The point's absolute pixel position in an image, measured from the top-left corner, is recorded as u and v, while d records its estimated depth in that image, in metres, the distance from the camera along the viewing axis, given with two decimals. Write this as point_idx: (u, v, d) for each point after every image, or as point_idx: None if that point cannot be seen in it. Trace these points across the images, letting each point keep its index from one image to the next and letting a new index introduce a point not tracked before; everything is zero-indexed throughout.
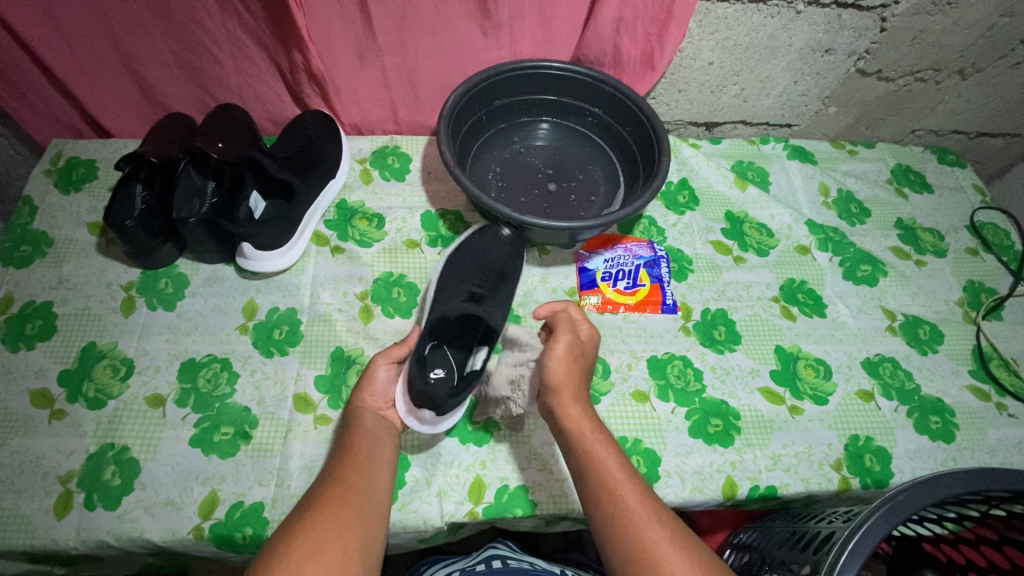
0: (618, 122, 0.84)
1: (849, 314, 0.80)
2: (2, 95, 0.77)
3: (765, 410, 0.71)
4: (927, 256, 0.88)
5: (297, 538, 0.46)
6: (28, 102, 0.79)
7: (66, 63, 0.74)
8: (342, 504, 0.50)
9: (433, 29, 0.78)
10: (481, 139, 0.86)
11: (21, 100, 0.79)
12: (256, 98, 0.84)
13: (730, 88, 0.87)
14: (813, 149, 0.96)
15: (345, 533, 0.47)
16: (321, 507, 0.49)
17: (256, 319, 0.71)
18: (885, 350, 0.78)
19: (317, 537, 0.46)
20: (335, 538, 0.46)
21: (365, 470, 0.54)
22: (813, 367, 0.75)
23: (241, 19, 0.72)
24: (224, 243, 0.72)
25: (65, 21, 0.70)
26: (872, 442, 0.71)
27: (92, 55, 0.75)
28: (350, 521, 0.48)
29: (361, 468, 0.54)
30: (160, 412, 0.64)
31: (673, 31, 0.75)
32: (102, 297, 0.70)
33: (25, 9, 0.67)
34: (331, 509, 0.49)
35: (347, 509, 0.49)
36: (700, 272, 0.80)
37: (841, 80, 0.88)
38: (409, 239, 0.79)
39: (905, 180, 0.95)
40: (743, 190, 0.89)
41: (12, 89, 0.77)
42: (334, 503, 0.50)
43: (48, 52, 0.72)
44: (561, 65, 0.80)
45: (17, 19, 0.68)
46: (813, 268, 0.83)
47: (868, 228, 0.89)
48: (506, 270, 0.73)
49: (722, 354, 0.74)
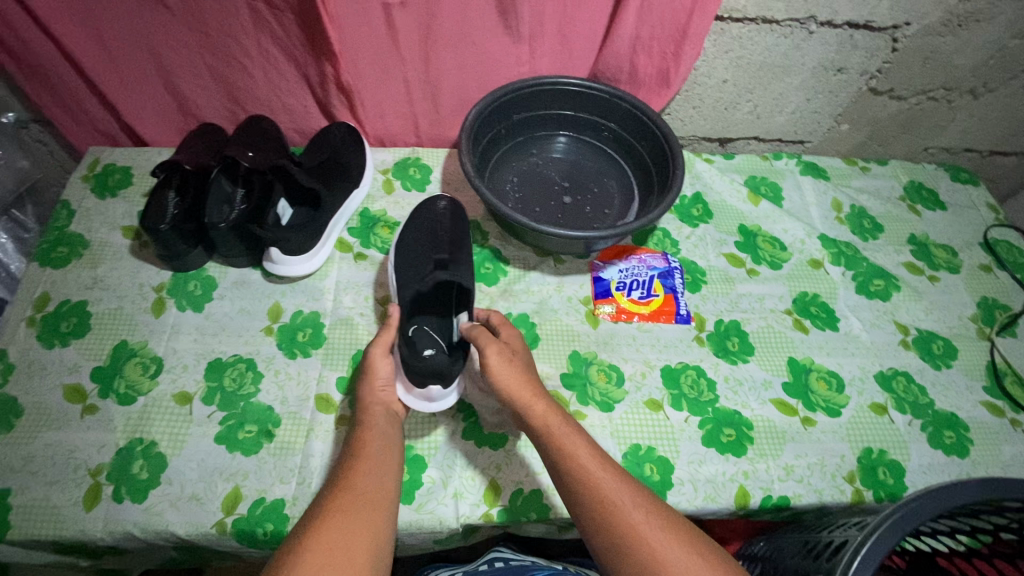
0: (633, 136, 0.86)
1: (861, 328, 0.80)
2: (46, 105, 0.81)
3: (777, 421, 0.71)
4: (940, 272, 0.89)
5: (314, 537, 0.46)
6: (70, 112, 0.83)
7: (107, 75, 0.78)
8: (358, 505, 0.50)
9: (457, 46, 0.81)
10: (499, 152, 0.89)
11: (63, 110, 0.83)
12: (285, 110, 0.87)
13: (743, 105, 0.89)
14: (826, 165, 0.98)
15: (363, 533, 0.48)
16: (334, 509, 0.49)
17: (280, 322, 0.73)
18: (898, 364, 0.78)
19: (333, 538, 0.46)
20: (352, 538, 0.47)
21: (378, 470, 0.54)
22: (826, 380, 0.75)
23: (274, 35, 0.76)
24: (253, 249, 0.74)
25: (108, 35, 0.74)
26: (886, 455, 0.71)
27: (132, 67, 0.78)
28: (366, 520, 0.49)
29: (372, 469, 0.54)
30: (187, 409, 0.66)
31: (689, 50, 0.76)
32: (134, 298, 0.73)
33: (74, 24, 0.72)
34: (346, 509, 0.49)
35: (362, 509, 0.50)
36: (713, 284, 0.82)
37: (853, 98, 0.89)
38: None
39: (918, 197, 0.96)
40: (756, 205, 0.90)
41: (56, 99, 0.80)
42: (347, 504, 0.50)
43: (91, 64, 0.76)
44: (578, 81, 0.83)
45: (65, 33, 0.72)
46: (826, 282, 0.84)
47: (881, 244, 0.90)
48: (469, 239, 0.78)
49: (735, 364, 0.75)
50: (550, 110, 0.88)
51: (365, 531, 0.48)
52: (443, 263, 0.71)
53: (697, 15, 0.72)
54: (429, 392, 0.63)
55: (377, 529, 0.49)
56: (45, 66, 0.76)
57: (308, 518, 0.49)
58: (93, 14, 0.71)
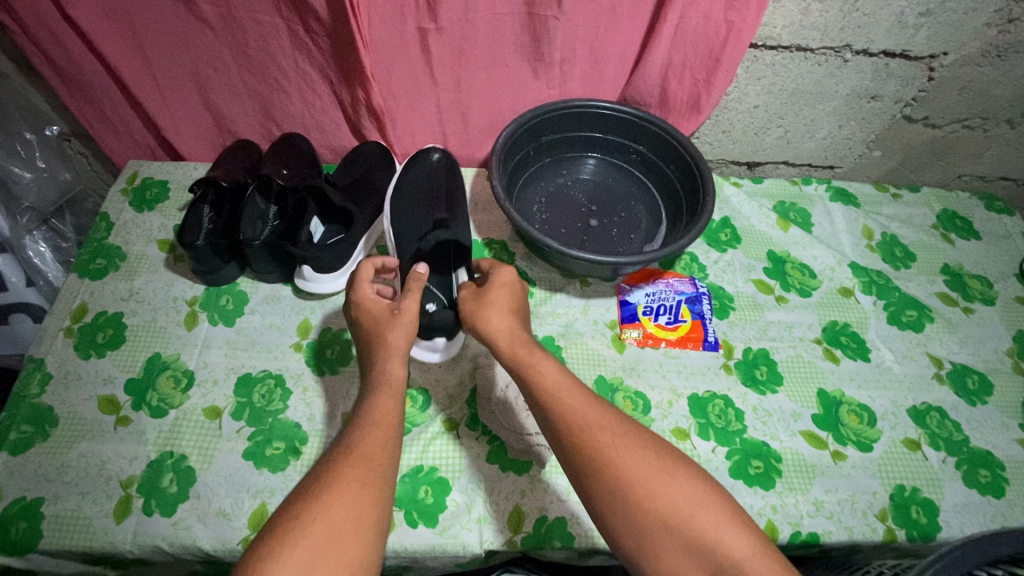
0: (661, 160, 0.86)
1: (894, 359, 0.79)
2: (89, 120, 0.84)
3: (807, 454, 0.70)
4: (975, 304, 0.87)
5: (323, 506, 0.48)
6: (112, 127, 0.85)
7: (149, 92, 0.80)
8: (362, 466, 0.51)
9: (488, 68, 0.82)
10: (527, 173, 0.89)
11: (105, 125, 0.85)
12: (318, 128, 0.89)
13: (774, 130, 0.89)
14: (856, 191, 0.96)
15: (372, 497, 0.49)
16: (338, 471, 0.50)
17: (309, 338, 0.74)
18: (931, 399, 0.77)
19: (342, 507, 0.47)
20: (360, 505, 0.48)
21: (377, 424, 0.54)
22: (857, 413, 0.74)
23: (310, 55, 0.77)
24: (284, 265, 0.75)
25: (152, 53, 0.76)
26: (919, 493, 0.69)
27: (172, 85, 0.80)
28: (373, 484, 0.50)
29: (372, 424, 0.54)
30: (217, 423, 0.67)
31: (720, 78, 0.76)
32: (168, 311, 0.74)
33: (120, 43, 0.74)
34: (350, 473, 0.50)
35: (364, 471, 0.50)
36: (741, 310, 0.81)
37: (886, 125, 0.88)
38: None
39: (951, 226, 0.95)
40: (786, 231, 0.90)
41: (99, 114, 0.83)
42: (350, 467, 0.50)
43: (134, 81, 0.78)
44: (608, 104, 0.83)
45: (111, 52, 0.74)
46: (856, 311, 0.83)
47: (913, 273, 0.88)
48: (452, 192, 0.81)
49: (764, 394, 0.74)
50: (579, 132, 0.88)
51: (372, 492, 0.49)
52: (441, 222, 0.78)
53: (730, 44, 0.72)
54: (434, 344, 0.70)
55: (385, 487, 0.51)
56: (90, 82, 0.78)
57: (314, 483, 0.50)
58: (139, 34, 0.74)
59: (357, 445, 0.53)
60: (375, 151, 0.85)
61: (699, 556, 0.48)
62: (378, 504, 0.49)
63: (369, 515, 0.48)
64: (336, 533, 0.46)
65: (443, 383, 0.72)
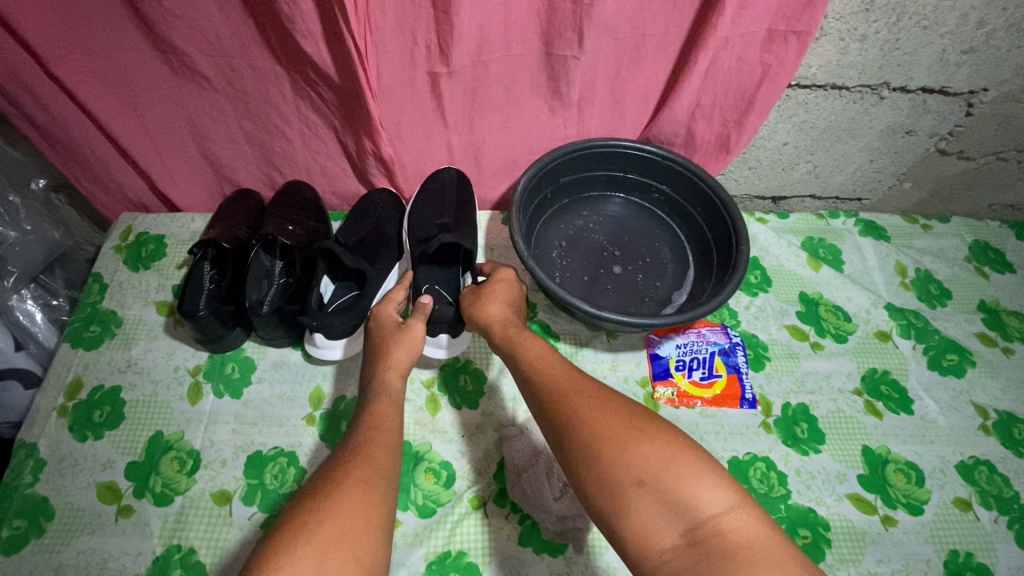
0: (688, 201, 0.82)
1: (938, 410, 0.75)
2: (77, 173, 0.78)
3: (855, 520, 0.66)
4: (1015, 343, 0.83)
5: (328, 498, 0.45)
6: (102, 179, 0.80)
7: (142, 144, 0.75)
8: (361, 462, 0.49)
9: (503, 110, 0.77)
10: (545, 216, 0.85)
11: (95, 177, 0.79)
12: (322, 173, 0.84)
13: (802, 166, 0.85)
14: (885, 224, 0.93)
15: (378, 490, 0.47)
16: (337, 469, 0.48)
17: (322, 409, 0.69)
18: (979, 452, 0.73)
19: (343, 498, 0.45)
20: (364, 494, 0.46)
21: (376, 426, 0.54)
22: (904, 472, 0.70)
23: (315, 103, 0.72)
24: (293, 329, 0.71)
25: (144, 105, 0.71)
26: (974, 558, 0.66)
27: (167, 136, 0.75)
28: (378, 476, 0.48)
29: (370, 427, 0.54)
30: (227, 510, 0.62)
31: (753, 119, 0.73)
32: (169, 382, 0.69)
33: (109, 96, 0.69)
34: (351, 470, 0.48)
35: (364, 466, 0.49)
36: (777, 360, 0.77)
37: (919, 158, 0.84)
38: None
39: (984, 259, 0.91)
40: (817, 271, 0.86)
41: (87, 167, 0.77)
42: (350, 464, 0.49)
43: (126, 134, 0.73)
44: (631, 144, 0.78)
45: (100, 105, 0.69)
46: (895, 356, 0.79)
47: (950, 312, 0.85)
48: (463, 206, 0.80)
49: (806, 455, 0.70)
50: (600, 172, 0.83)
51: (375, 484, 0.47)
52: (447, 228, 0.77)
53: (766, 86, 0.69)
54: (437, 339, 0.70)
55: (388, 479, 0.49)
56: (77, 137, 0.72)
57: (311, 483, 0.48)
58: (130, 86, 0.68)
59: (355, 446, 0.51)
60: (384, 201, 0.81)
61: (678, 518, 0.43)
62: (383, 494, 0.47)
63: (372, 504, 0.46)
64: (345, 526, 0.43)
65: (468, 455, 0.67)
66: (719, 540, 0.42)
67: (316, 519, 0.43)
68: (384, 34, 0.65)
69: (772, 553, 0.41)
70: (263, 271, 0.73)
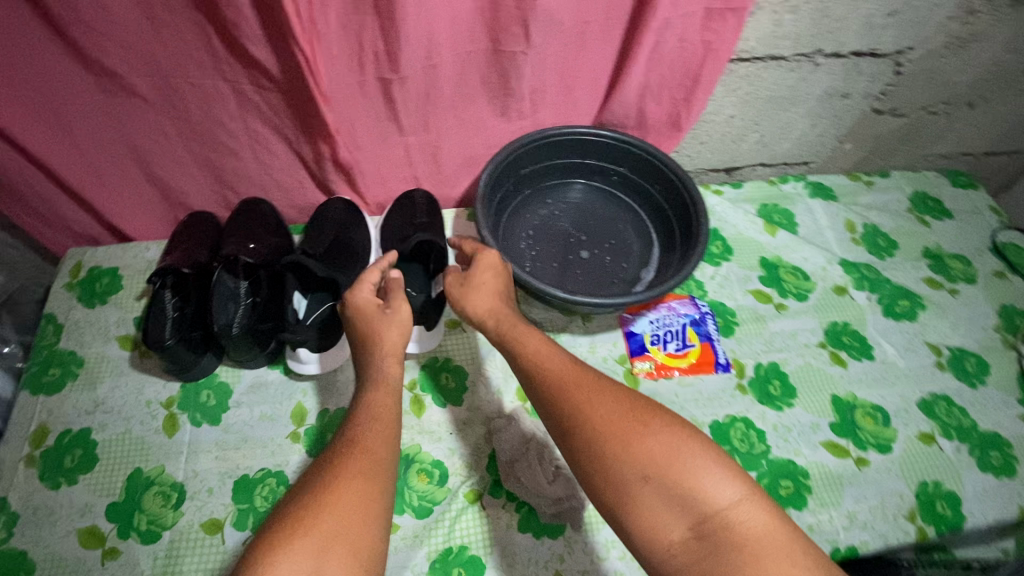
0: (646, 180, 0.84)
1: (896, 354, 0.80)
2: (15, 212, 0.74)
3: (832, 466, 0.70)
4: (959, 284, 0.89)
5: (327, 494, 0.45)
6: (44, 215, 0.76)
7: (83, 174, 0.71)
8: (354, 453, 0.49)
9: (457, 108, 0.77)
10: (510, 208, 0.86)
11: (35, 214, 0.76)
12: (278, 187, 0.82)
13: (750, 136, 0.88)
14: (832, 184, 0.97)
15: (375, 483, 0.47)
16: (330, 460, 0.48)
17: (306, 425, 0.68)
18: (937, 388, 0.78)
19: (340, 490, 0.45)
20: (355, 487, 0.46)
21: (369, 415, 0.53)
22: (871, 415, 0.74)
23: (263, 116, 0.71)
24: (268, 349, 0.69)
25: (82, 134, 0.68)
26: (941, 486, 0.70)
27: (109, 164, 0.72)
28: (377, 469, 0.48)
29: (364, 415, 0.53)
30: (219, 538, 0.61)
31: (700, 96, 0.75)
32: (142, 417, 0.67)
33: (42, 128, 0.65)
34: (345, 461, 0.48)
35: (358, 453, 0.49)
36: (745, 324, 0.80)
37: (857, 119, 0.89)
38: (449, 318, 0.77)
39: (924, 208, 0.97)
40: (774, 235, 0.89)
41: (26, 204, 0.74)
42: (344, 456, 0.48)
43: (64, 166, 0.69)
44: (585, 130, 0.80)
45: (33, 139, 0.65)
46: (853, 308, 0.83)
47: (898, 261, 0.90)
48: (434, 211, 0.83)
49: (781, 410, 0.73)
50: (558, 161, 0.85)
51: (370, 476, 0.47)
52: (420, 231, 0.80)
53: (709, 63, 0.71)
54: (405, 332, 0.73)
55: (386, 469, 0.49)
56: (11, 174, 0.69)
57: (306, 476, 0.48)
58: (64, 116, 0.65)
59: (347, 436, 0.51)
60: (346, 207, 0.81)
61: (684, 512, 0.45)
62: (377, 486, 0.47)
63: (370, 498, 0.46)
64: (342, 522, 0.43)
65: (459, 451, 0.68)
66: (727, 534, 0.44)
67: (313, 513, 0.44)
68: (329, 40, 0.64)
69: (786, 549, 0.43)
70: (229, 293, 0.69)
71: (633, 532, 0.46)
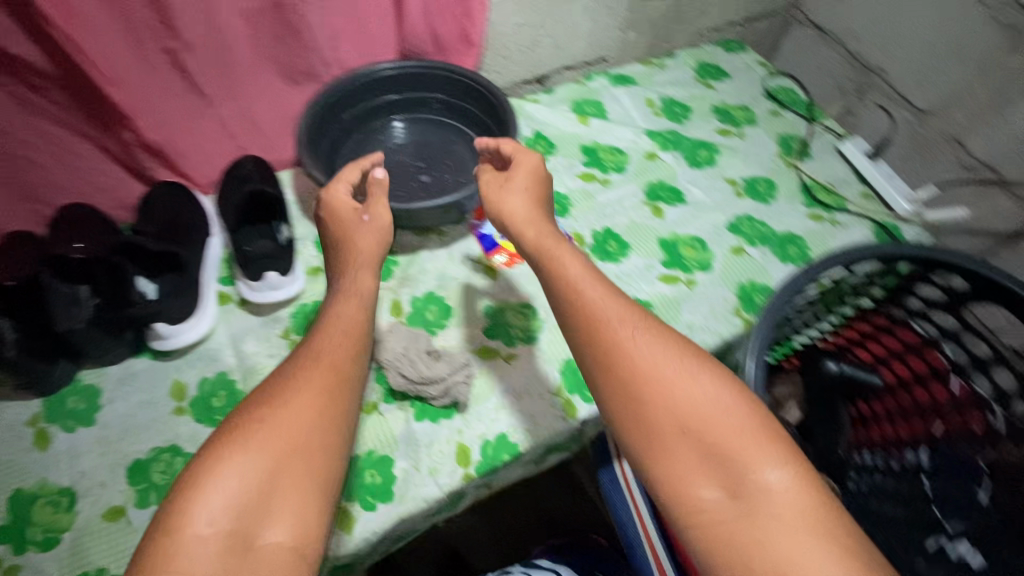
0: (463, 100, 0.91)
1: (702, 194, 0.94)
2: None
3: (668, 292, 0.82)
4: (744, 127, 1.05)
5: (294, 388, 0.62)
6: None
7: None
8: (308, 378, 0.63)
9: (255, 66, 0.79)
10: (344, 153, 0.90)
11: None
12: (96, 189, 0.80)
13: (542, 42, 0.98)
14: (630, 72, 1.10)
15: (335, 396, 0.63)
16: (289, 363, 0.67)
17: (188, 397, 0.70)
18: (741, 211, 0.93)
19: (290, 385, 0.64)
20: (297, 426, 0.59)
21: (320, 350, 0.66)
22: (691, 246, 0.87)
23: (48, 110, 0.69)
24: (123, 338, 0.70)
25: None
26: (755, 283, 0.85)
27: None
28: (339, 383, 0.64)
29: (319, 338, 0.68)
30: (125, 520, 0.61)
31: (475, 6, 0.83)
32: (8, 441, 0.65)
33: None
34: (296, 368, 0.65)
35: (308, 358, 0.66)
36: (579, 205, 0.90)
37: (627, 7, 1.01)
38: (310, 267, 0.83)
39: (708, 74, 1.12)
40: (588, 125, 1.00)
41: None
42: (294, 365, 0.66)
43: None
44: (391, 65, 0.85)
45: None
46: (664, 167, 0.96)
47: (694, 121, 1.04)
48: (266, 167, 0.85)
49: (620, 263, 0.84)
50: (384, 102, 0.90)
51: (307, 415, 0.61)
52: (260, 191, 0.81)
53: None
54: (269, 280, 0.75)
55: (336, 401, 0.63)
56: None
57: (268, 385, 0.65)
58: None
59: (301, 354, 0.67)
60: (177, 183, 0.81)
61: (730, 481, 0.54)
62: (317, 423, 0.61)
63: (310, 421, 0.60)
64: (301, 417, 0.60)
65: None
66: (766, 499, 0.52)
67: (268, 399, 0.64)
68: (89, 16, 0.64)
69: (810, 520, 0.51)
70: (67, 298, 0.64)
71: (666, 488, 0.56)
